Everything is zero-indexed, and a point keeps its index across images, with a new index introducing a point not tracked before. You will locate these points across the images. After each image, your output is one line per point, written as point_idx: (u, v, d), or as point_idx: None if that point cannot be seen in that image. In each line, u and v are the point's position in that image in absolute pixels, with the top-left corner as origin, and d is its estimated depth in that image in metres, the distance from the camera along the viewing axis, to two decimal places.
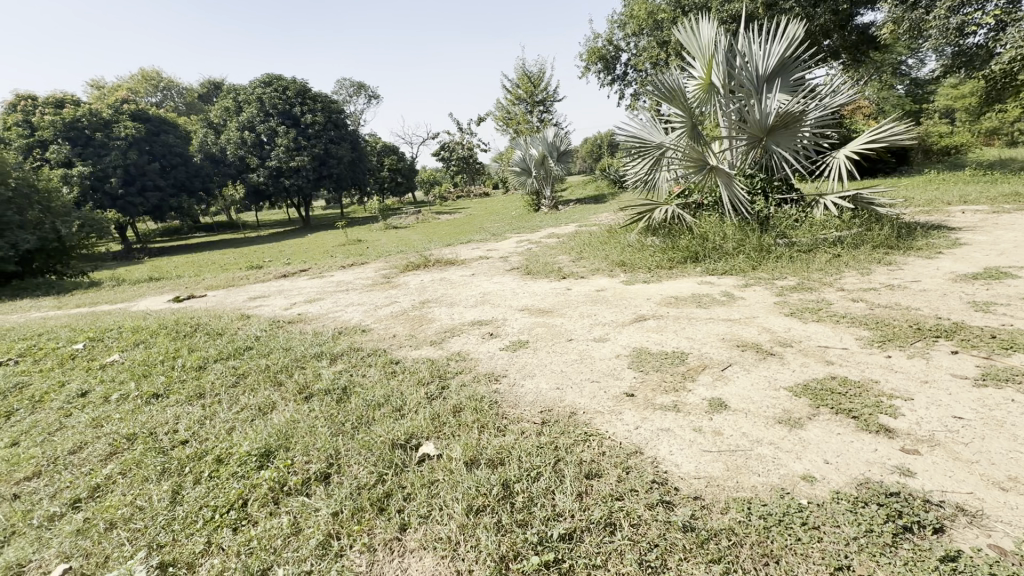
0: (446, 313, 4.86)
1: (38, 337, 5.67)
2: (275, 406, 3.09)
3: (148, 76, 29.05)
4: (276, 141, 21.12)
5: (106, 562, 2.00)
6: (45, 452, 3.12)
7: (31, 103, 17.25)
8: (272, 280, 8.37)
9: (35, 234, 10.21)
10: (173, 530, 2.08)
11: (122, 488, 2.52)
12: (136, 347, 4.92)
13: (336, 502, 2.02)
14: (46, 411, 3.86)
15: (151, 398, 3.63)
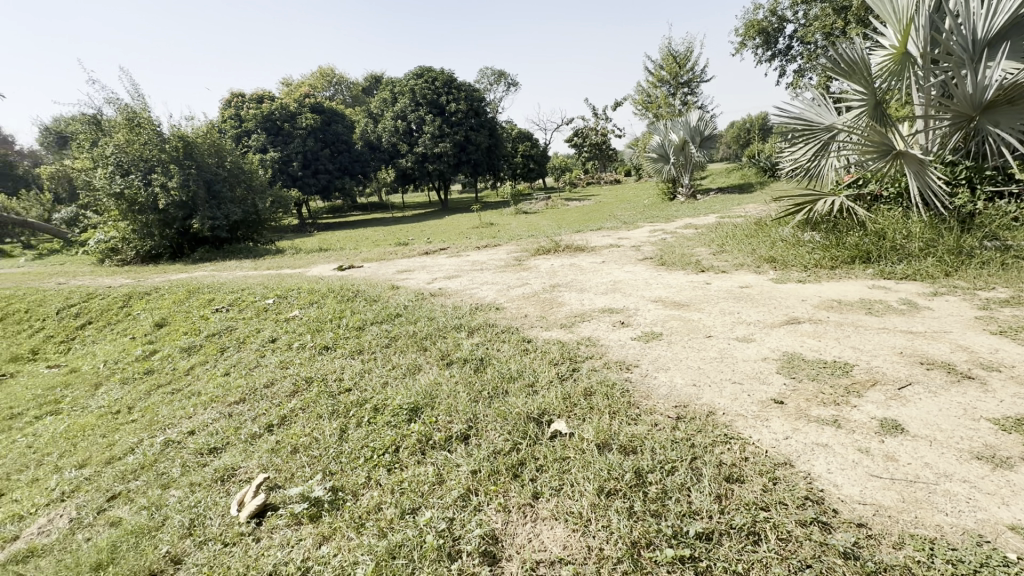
0: (575, 299, 4.88)
1: (242, 291, 6.98)
2: (421, 368, 3.42)
3: (324, 73, 33.41)
4: (424, 128, 22.85)
5: (293, 479, 2.43)
6: (248, 384, 3.88)
7: (240, 100, 20.96)
8: (416, 256, 9.18)
9: (240, 208, 12.50)
10: (341, 462, 2.45)
11: (303, 420, 3.03)
12: (310, 306, 5.79)
13: (476, 461, 2.19)
14: (247, 352, 4.79)
15: (322, 349, 4.28)
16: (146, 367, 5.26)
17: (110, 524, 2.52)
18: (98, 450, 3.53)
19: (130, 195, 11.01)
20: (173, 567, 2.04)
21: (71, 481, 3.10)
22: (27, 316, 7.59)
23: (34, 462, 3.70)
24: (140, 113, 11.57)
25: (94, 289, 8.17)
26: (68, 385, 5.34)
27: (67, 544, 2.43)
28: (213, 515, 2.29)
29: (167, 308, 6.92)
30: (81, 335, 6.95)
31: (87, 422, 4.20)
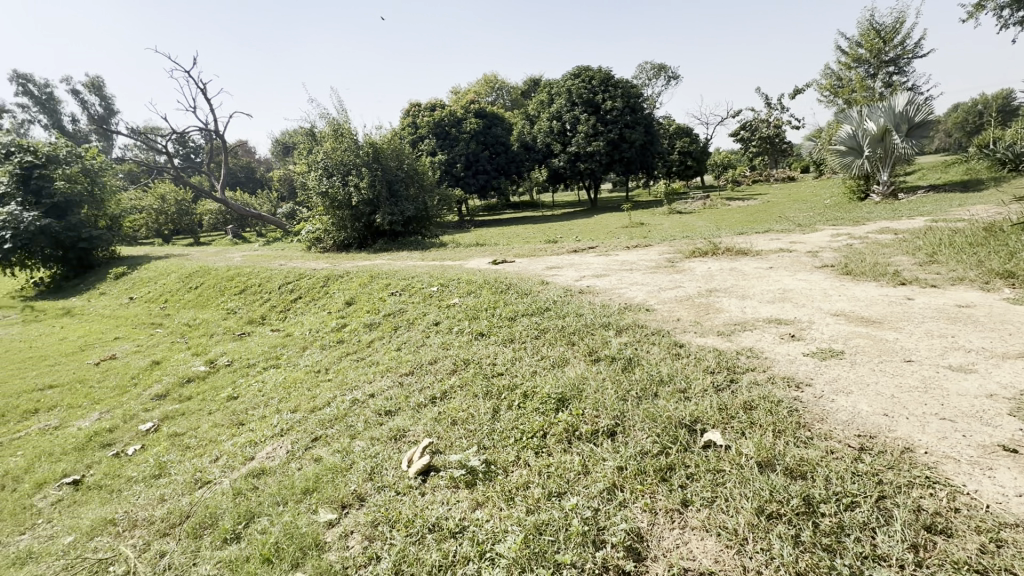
0: (736, 305, 4.49)
1: (412, 278, 7.90)
2: (568, 362, 3.52)
3: (488, 80, 35.84)
4: (578, 128, 23.00)
5: (451, 447, 2.70)
6: (416, 360, 4.42)
7: (418, 109, 23.61)
8: (565, 254, 9.34)
9: (413, 205, 14.10)
10: (494, 438, 2.65)
11: (461, 396, 3.35)
12: (469, 295, 6.32)
13: (622, 457, 2.20)
14: (416, 332, 5.44)
15: (478, 335, 4.65)
16: (339, 337, 6.32)
17: (313, 459, 3.11)
18: (305, 400, 4.37)
19: (332, 194, 13.23)
20: (358, 503, 2.44)
21: (287, 421, 3.90)
22: (259, 289, 9.65)
23: (263, 403, 4.73)
24: (343, 124, 13.74)
25: (303, 270, 10.00)
26: (285, 345, 6.67)
27: (285, 470, 3.07)
28: (388, 467, 2.68)
29: (355, 289, 8.18)
30: (295, 307, 8.60)
31: (298, 376, 5.22)
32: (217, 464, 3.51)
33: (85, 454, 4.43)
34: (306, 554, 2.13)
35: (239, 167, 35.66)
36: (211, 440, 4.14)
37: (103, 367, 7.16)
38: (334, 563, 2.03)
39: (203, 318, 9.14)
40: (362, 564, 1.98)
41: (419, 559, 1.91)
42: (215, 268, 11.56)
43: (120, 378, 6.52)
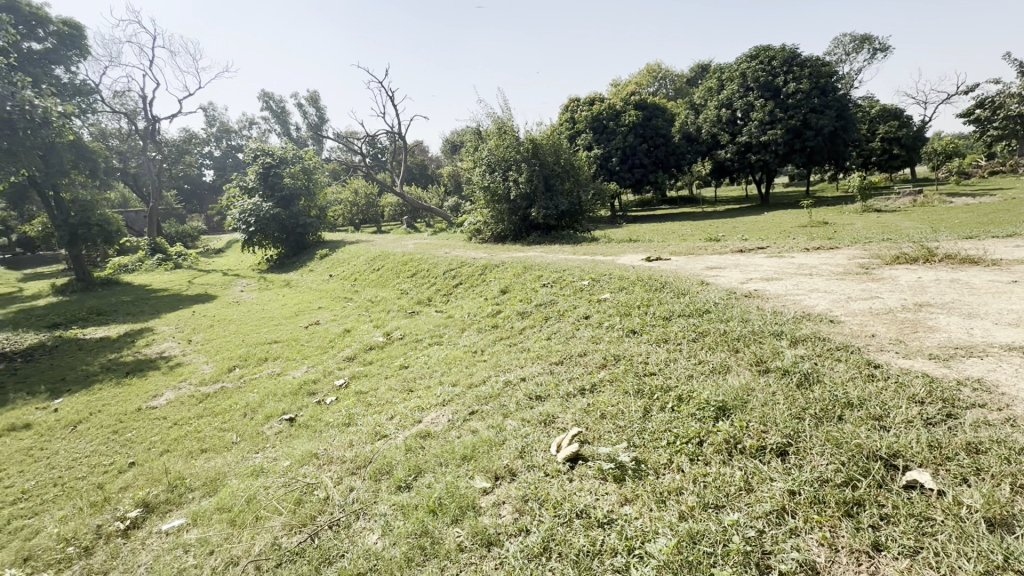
0: (958, 326, 3.64)
1: (564, 271, 8.02)
2: (730, 369, 3.25)
3: (651, 70, 34.54)
4: (751, 116, 20.77)
5: (600, 439, 2.72)
6: (566, 350, 4.51)
7: (577, 104, 23.87)
8: (729, 253, 8.58)
9: (567, 200, 14.18)
10: (644, 438, 2.59)
11: (611, 391, 3.34)
12: (620, 291, 6.22)
13: (794, 481, 1.97)
14: (566, 324, 5.56)
15: (629, 332, 4.55)
16: (494, 322, 6.76)
17: (470, 430, 3.41)
18: (463, 376, 4.80)
19: (493, 188, 14.13)
20: (509, 477, 2.61)
21: (448, 393, 4.33)
22: (427, 274, 10.79)
23: (429, 374, 5.33)
24: (507, 122, 14.57)
25: (464, 259, 10.89)
26: (447, 326, 7.37)
27: (447, 435, 3.43)
28: (538, 449, 2.81)
29: (510, 278, 8.64)
30: (456, 291, 9.43)
31: (458, 354, 5.74)
32: (392, 422, 4.06)
33: (297, 398, 5.50)
34: (464, 513, 2.36)
35: (415, 164, 40.06)
36: (387, 400, 4.79)
37: (310, 330, 8.77)
38: (489, 526, 2.21)
39: (383, 296, 10.57)
40: (512, 533, 2.13)
41: (567, 540, 1.98)
42: (393, 253, 13.26)
43: (322, 341, 7.92)
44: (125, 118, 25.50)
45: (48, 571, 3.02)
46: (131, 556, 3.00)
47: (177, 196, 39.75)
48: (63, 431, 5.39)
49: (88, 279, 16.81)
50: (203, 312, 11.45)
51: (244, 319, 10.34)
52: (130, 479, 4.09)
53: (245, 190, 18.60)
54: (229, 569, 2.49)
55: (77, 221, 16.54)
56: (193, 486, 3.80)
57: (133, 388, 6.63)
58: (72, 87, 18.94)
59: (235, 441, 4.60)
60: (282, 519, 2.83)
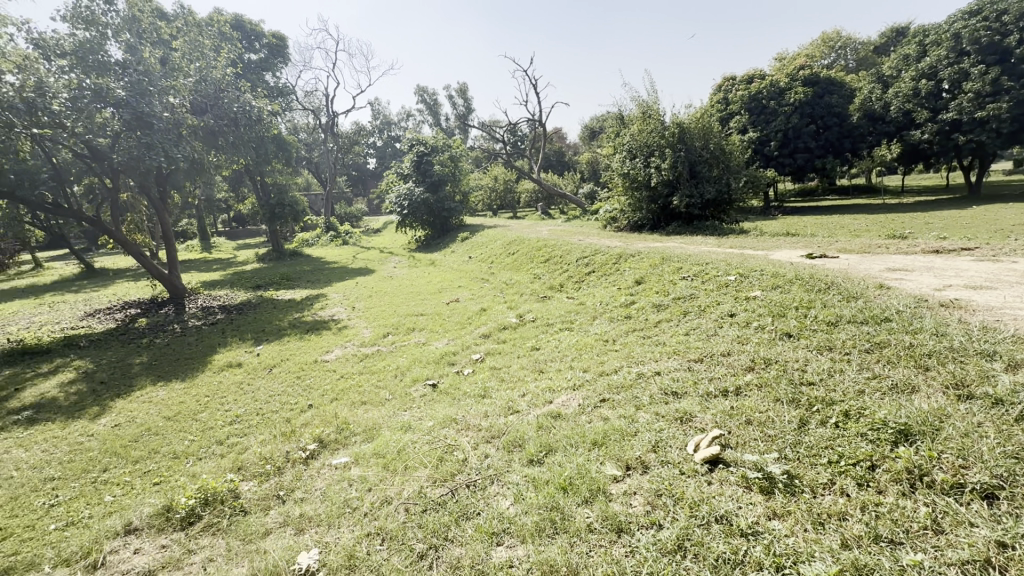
0: None
1: (706, 264, 7.48)
2: (916, 390, 2.75)
3: (827, 38, 30.07)
4: (964, 86, 16.77)
5: (745, 446, 2.53)
6: (707, 348, 4.24)
7: (732, 83, 21.84)
8: (918, 254, 7.19)
9: (715, 187, 12.96)
10: (799, 452, 2.34)
11: (759, 397, 3.06)
12: (774, 290, 5.61)
13: (1005, 532, 1.63)
14: (708, 320, 5.22)
15: (783, 335, 4.11)
16: (626, 313, 6.61)
17: (601, 417, 3.41)
18: (594, 363, 4.81)
19: (633, 175, 13.70)
20: (641, 468, 2.57)
21: (579, 378, 4.38)
22: (561, 260, 10.91)
23: (559, 358, 5.44)
24: (652, 106, 13.97)
25: (598, 246, 10.78)
26: (578, 313, 7.41)
27: (577, 419, 3.48)
28: (673, 446, 2.70)
29: (645, 269, 8.34)
30: (588, 279, 9.38)
31: (588, 341, 5.74)
32: (523, 399, 4.23)
33: (440, 366, 6.05)
34: (594, 496, 2.39)
35: (553, 151, 40.45)
36: (519, 378, 5.02)
37: (451, 307, 9.50)
38: (619, 514, 2.21)
39: (517, 279, 10.97)
40: (644, 524, 2.10)
41: (704, 543, 1.91)
42: (528, 238, 13.65)
43: (461, 317, 8.53)
44: (312, 114, 29.89)
45: (254, 480, 3.80)
46: (310, 480, 3.61)
47: (346, 181, 45.62)
48: (263, 372, 6.66)
49: (280, 250, 20.28)
50: (364, 284, 13.09)
51: (396, 292, 11.58)
52: (309, 417, 4.92)
53: (402, 176, 20.64)
54: (383, 506, 2.87)
55: (275, 201, 20.05)
56: (355, 430, 4.43)
57: (311, 343, 7.89)
58: (276, 89, 22.71)
59: (388, 397, 5.23)
60: (427, 471, 3.16)
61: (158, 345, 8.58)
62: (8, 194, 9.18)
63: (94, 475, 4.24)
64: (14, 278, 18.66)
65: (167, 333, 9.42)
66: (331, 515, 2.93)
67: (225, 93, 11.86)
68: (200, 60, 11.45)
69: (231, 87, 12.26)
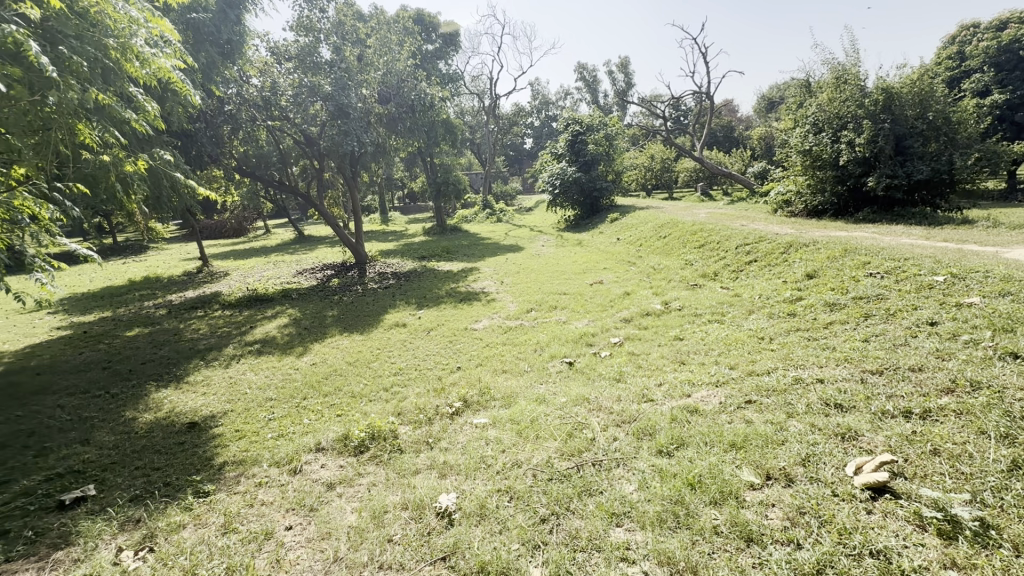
0: None
1: (905, 259, 6.22)
2: None
3: None
4: None
5: (924, 479, 2.14)
6: (891, 359, 3.59)
7: (972, 33, 17.27)
8: None
9: (930, 165, 10.47)
10: (1004, 498, 1.90)
11: (955, 426, 2.52)
12: (1000, 297, 4.44)
13: None
14: (897, 327, 4.40)
15: (1006, 355, 3.27)
16: (790, 310, 5.88)
17: (743, 419, 3.15)
18: (743, 361, 4.43)
19: (816, 151, 11.91)
20: (785, 481, 2.34)
21: (724, 375, 4.09)
22: (717, 246, 10.09)
23: (704, 351, 5.10)
24: (850, 69, 11.87)
25: (763, 233, 9.68)
26: (732, 305, 6.81)
27: (716, 417, 3.27)
28: (827, 464, 2.40)
29: (820, 262, 7.25)
30: (748, 269, 8.52)
31: (739, 337, 5.28)
32: (659, 389, 4.10)
33: (577, 346, 6.16)
34: (724, 500, 2.27)
35: (721, 126, 36.86)
36: (657, 367, 4.88)
37: (594, 288, 9.49)
38: (751, 523, 2.07)
39: (666, 264, 10.46)
40: (780, 540, 1.94)
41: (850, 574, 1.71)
42: (682, 221, 12.86)
43: (603, 299, 8.49)
44: (477, 97, 31.79)
45: (410, 425, 4.39)
46: (453, 433, 4.04)
47: (504, 161, 47.84)
48: (422, 334, 7.53)
49: (443, 225, 22.30)
50: (513, 260, 13.77)
51: (543, 270, 11.95)
52: (457, 378, 5.46)
53: (556, 155, 20.95)
54: (513, 468, 3.10)
55: (441, 180, 22.03)
56: (494, 396, 4.80)
57: (463, 312, 8.63)
58: (447, 76, 24.63)
59: (526, 369, 5.54)
60: (556, 444, 3.30)
61: (345, 302, 10.24)
62: (251, 173, 11.68)
63: (296, 401, 5.33)
64: (252, 240, 23.84)
65: (352, 292, 11.16)
66: (468, 467, 3.26)
67: (405, 83, 13.24)
68: (388, 54, 12.97)
69: (411, 77, 13.60)
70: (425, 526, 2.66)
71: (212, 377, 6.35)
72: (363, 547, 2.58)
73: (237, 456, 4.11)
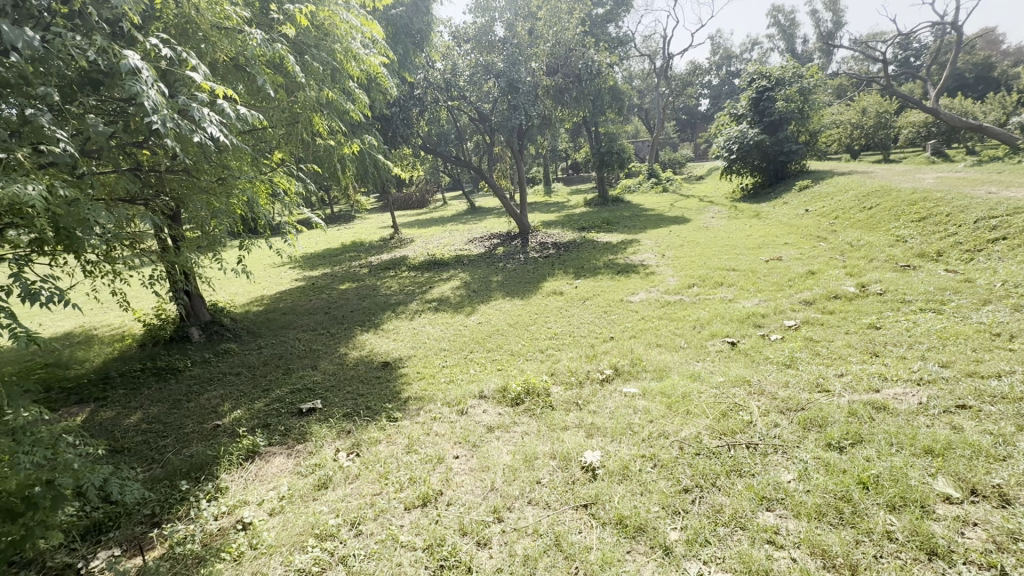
0: None
1: None
2: None
3: None
4: None
5: None
6: None
7: None
8: None
9: None
10: None
11: None
12: None
13: None
14: None
15: None
16: None
17: (950, 425, 2.65)
18: (963, 359, 3.63)
19: None
20: (996, 501, 1.97)
21: (932, 372, 3.42)
22: (946, 219, 8.14)
23: (908, 344, 4.30)
24: None
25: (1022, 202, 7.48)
26: (958, 292, 5.51)
27: (910, 418, 2.81)
28: None
29: None
30: (990, 249, 6.73)
31: (963, 331, 4.30)
32: (840, 379, 3.63)
33: (743, 326, 5.69)
34: (906, 506, 2.03)
35: (972, 64, 28.67)
36: (841, 356, 4.28)
37: (770, 265, 8.53)
38: (939, 537, 1.84)
39: (869, 240, 8.82)
40: (977, 562, 1.70)
41: None
42: (897, 189, 10.59)
43: (781, 277, 7.59)
44: (648, 58, 30.00)
45: (562, 385, 4.66)
46: (602, 398, 4.18)
47: (675, 126, 44.53)
48: (578, 302, 7.74)
49: (605, 195, 22.03)
50: (678, 232, 13.03)
51: (711, 244, 11.10)
52: (609, 347, 5.56)
53: (736, 117, 18.85)
54: (659, 438, 3.12)
55: (605, 149, 21.66)
56: (646, 368, 4.77)
57: (621, 283, 8.59)
58: (617, 39, 23.64)
59: (683, 345, 5.35)
60: (708, 421, 3.21)
61: (508, 269, 10.99)
62: (432, 150, 13.04)
63: (465, 353, 6.04)
64: (433, 211, 26.77)
65: (515, 260, 11.90)
66: (614, 431, 3.36)
67: (573, 52, 13.20)
68: (558, 24, 13.03)
69: (579, 45, 13.46)
70: (570, 475, 2.88)
71: (400, 327, 7.52)
72: (515, 483, 2.91)
73: (418, 393, 4.89)
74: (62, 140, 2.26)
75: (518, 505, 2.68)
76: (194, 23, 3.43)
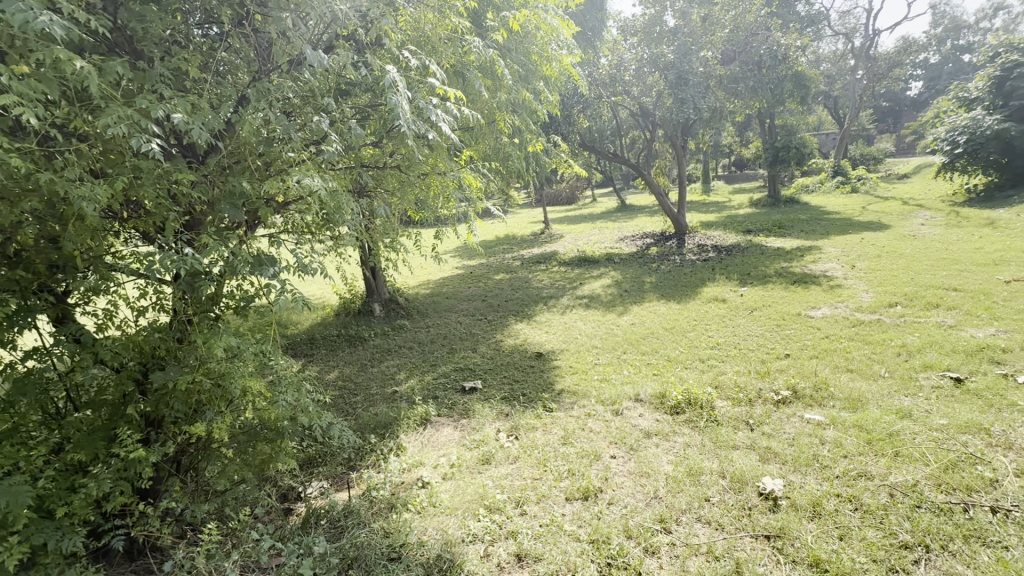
0: None
1: None
2: None
3: None
4: None
5: None
6: None
7: None
8: None
9: None
10: None
11: None
12: None
13: None
14: None
15: None
16: None
17: None
18: None
19: None
20: None
21: None
22: None
23: None
24: None
25: None
26: None
27: None
28: None
29: None
30: None
31: None
32: None
33: (972, 360, 4.60)
34: None
35: None
36: None
37: (1013, 287, 6.75)
38: None
39: None
40: None
41: None
42: None
43: None
44: (844, 37, 25.84)
45: (728, 401, 4.29)
46: (778, 421, 3.76)
47: (872, 116, 37.64)
48: (744, 312, 7.06)
49: (776, 196, 19.70)
50: (873, 240, 11.06)
51: (920, 256, 9.17)
52: (785, 366, 4.96)
53: (966, 102, 15.26)
54: (860, 478, 2.70)
55: (781, 143, 19.30)
56: (834, 395, 4.15)
57: (797, 295, 7.61)
58: (808, 18, 20.73)
59: (883, 374, 4.52)
60: (929, 469, 2.68)
61: (663, 270, 10.49)
62: (590, 146, 12.97)
63: (618, 353, 5.93)
64: (582, 207, 26.81)
65: (670, 261, 11.32)
66: (797, 460, 2.99)
67: (755, 36, 11.93)
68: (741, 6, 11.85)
69: (763, 28, 12.13)
70: (746, 499, 2.65)
71: (552, 320, 7.71)
72: (681, 496, 2.77)
73: (571, 387, 4.94)
74: (332, 139, 2.76)
75: (687, 520, 2.55)
76: (425, 34, 3.78)
